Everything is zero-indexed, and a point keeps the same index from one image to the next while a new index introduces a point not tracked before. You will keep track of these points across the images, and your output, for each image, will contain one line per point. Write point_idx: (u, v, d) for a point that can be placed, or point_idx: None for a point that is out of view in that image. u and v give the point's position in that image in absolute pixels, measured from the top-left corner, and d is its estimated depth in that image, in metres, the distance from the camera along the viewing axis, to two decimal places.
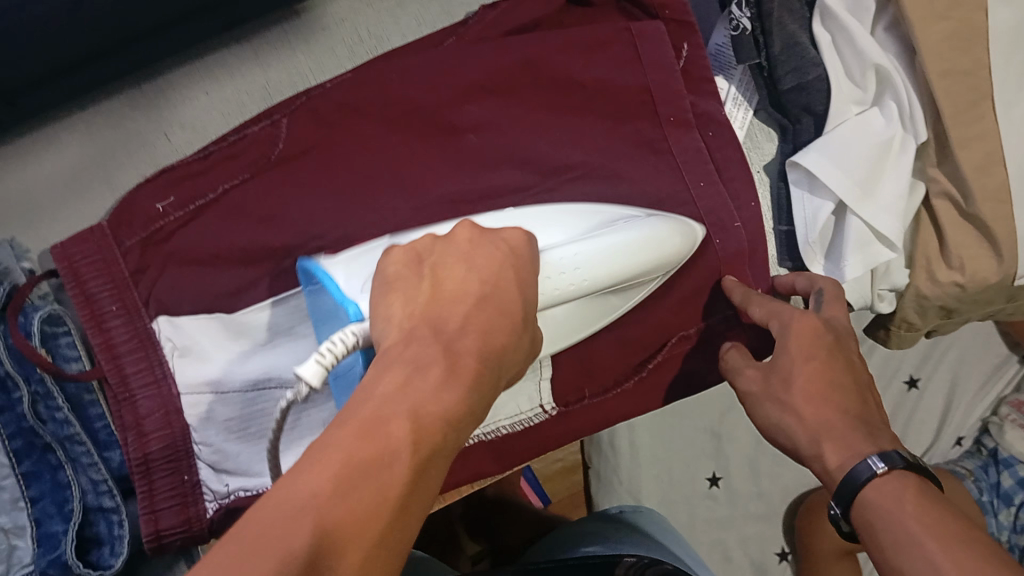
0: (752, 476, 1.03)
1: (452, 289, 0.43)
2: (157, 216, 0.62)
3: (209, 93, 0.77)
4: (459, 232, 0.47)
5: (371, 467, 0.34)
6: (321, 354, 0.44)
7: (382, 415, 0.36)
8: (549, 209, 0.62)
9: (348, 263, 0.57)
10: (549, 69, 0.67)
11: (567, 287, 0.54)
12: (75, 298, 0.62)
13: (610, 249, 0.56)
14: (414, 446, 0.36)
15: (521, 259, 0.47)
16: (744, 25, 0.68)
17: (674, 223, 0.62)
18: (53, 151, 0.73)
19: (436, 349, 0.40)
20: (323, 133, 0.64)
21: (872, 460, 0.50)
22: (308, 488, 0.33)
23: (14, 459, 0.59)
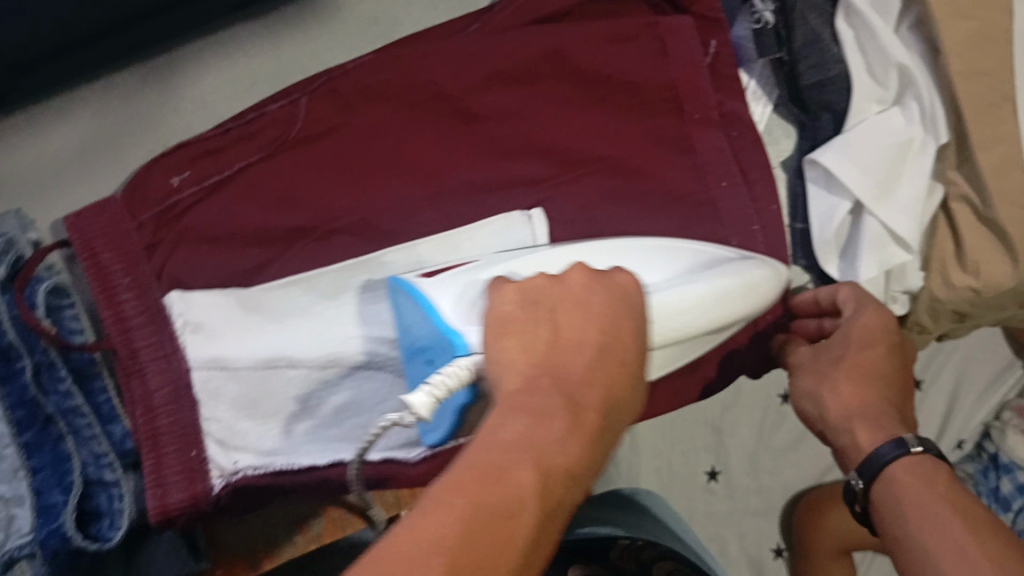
0: (751, 470, 1.03)
1: (573, 337, 0.44)
2: (172, 190, 0.62)
3: (221, 71, 0.76)
4: (572, 275, 0.47)
5: (506, 517, 0.36)
6: (431, 386, 0.48)
7: (497, 460, 0.37)
8: (639, 244, 0.60)
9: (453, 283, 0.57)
10: (575, 58, 0.66)
11: (675, 329, 0.55)
12: (87, 269, 0.62)
13: (710, 294, 0.56)
14: (538, 494, 0.37)
15: (629, 304, 0.47)
16: (766, 19, 0.67)
17: (766, 266, 0.60)
18: (59, 121, 0.72)
19: (559, 399, 0.41)
20: (341, 114, 0.64)
21: (909, 439, 0.51)
22: (438, 531, 0.34)
23: (16, 428, 0.58)
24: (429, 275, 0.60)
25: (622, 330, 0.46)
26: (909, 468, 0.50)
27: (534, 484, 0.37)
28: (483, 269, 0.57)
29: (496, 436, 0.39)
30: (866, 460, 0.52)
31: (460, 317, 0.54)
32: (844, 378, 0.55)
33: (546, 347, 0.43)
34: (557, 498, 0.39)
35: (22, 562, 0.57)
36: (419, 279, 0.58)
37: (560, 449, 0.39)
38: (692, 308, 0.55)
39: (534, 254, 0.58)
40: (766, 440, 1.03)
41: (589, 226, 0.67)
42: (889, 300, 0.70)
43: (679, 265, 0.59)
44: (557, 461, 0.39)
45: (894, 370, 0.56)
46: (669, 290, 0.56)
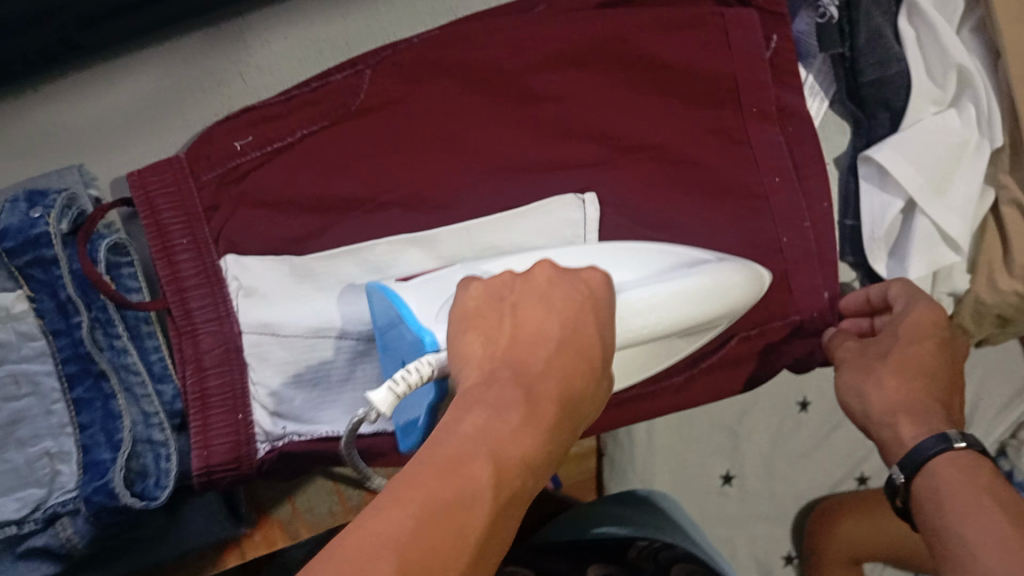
0: (766, 478, 1.04)
1: (537, 331, 0.43)
2: (235, 153, 0.63)
3: (288, 37, 0.75)
4: (538, 270, 0.46)
5: (458, 508, 0.35)
6: (395, 381, 0.46)
7: (454, 452, 0.37)
8: (618, 247, 0.59)
9: (422, 288, 0.56)
10: (639, 44, 0.66)
11: (640, 330, 0.54)
12: (147, 226, 0.62)
13: (677, 296, 0.55)
14: (495, 491, 0.36)
15: (599, 307, 0.47)
16: (831, 13, 0.68)
17: (741, 269, 0.59)
18: (127, 76, 0.71)
19: (520, 392, 0.40)
20: (404, 88, 0.65)
21: (952, 435, 0.51)
22: (392, 528, 0.33)
23: (66, 384, 0.61)
24: (409, 281, 0.59)
25: (587, 327, 0.45)
26: (953, 463, 0.50)
27: (491, 478, 0.36)
28: (457, 271, 0.58)
29: (452, 429, 0.38)
30: (913, 450, 0.52)
31: (428, 313, 0.54)
32: (890, 371, 0.56)
33: (510, 339, 0.43)
34: (521, 487, 0.38)
35: (65, 517, 0.61)
36: (397, 286, 0.57)
37: (525, 439, 0.39)
38: (660, 308, 0.54)
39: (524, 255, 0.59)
40: (785, 444, 1.03)
41: (643, 213, 0.67)
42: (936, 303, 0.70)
43: (651, 266, 0.58)
44: (519, 453, 0.38)
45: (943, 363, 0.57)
46: (633, 290, 0.54)
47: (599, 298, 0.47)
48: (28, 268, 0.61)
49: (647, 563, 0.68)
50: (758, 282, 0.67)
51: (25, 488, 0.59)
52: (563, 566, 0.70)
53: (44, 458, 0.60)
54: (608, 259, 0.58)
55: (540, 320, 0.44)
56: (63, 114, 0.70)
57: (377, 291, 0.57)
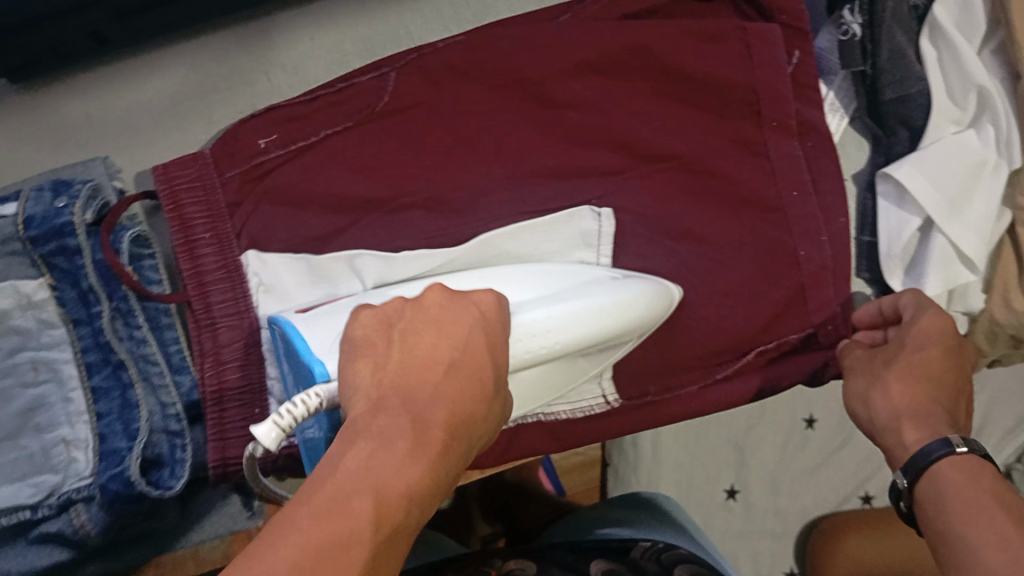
0: (771, 493, 1.04)
1: (428, 353, 0.42)
2: (258, 151, 0.64)
3: (314, 39, 0.75)
4: (429, 296, 0.45)
5: (338, 549, 0.34)
6: (279, 414, 0.42)
7: (335, 487, 0.36)
8: (522, 270, 0.60)
9: (313, 316, 0.54)
10: (663, 54, 0.66)
11: (538, 351, 0.51)
12: (171, 219, 0.63)
13: (594, 313, 0.54)
14: (376, 524, 0.35)
15: (491, 327, 0.46)
16: (853, 30, 0.68)
17: (651, 286, 0.60)
18: (152, 72, 0.71)
19: (405, 419, 0.39)
20: (428, 91, 0.66)
21: (954, 439, 0.52)
22: (271, 572, 0.33)
23: (85, 372, 0.62)
24: (308, 309, 0.57)
25: (477, 350, 0.44)
26: (959, 465, 0.51)
27: (371, 510, 0.36)
28: (353, 301, 0.57)
29: (335, 462, 0.37)
30: (921, 450, 0.52)
31: (317, 339, 0.49)
32: (897, 374, 0.57)
33: (401, 365, 0.42)
34: (403, 519, 0.37)
35: (78, 503, 0.61)
36: (292, 316, 0.55)
37: (409, 470, 0.37)
38: (558, 328, 0.52)
39: (419, 282, 0.60)
40: (791, 459, 1.03)
41: (661, 222, 0.68)
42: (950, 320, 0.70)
43: (556, 284, 0.58)
44: (403, 485, 0.37)
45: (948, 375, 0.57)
46: (531, 311, 0.52)
47: (494, 319, 0.46)
48: (50, 257, 0.61)
49: (648, 564, 0.69)
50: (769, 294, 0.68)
51: (41, 474, 0.61)
52: (561, 567, 0.70)
53: (61, 446, 0.62)
54: (514, 278, 0.58)
55: (431, 343, 0.43)
56: (90, 106, 0.70)
57: (278, 323, 0.55)
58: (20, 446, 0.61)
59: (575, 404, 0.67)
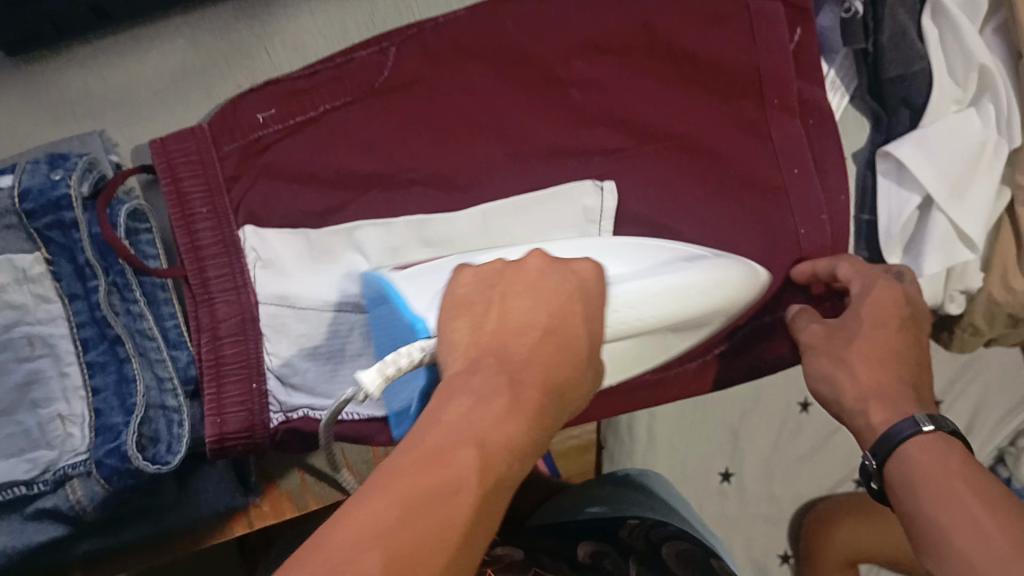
0: (764, 478, 1.04)
1: (522, 317, 0.44)
2: (258, 126, 0.64)
3: (314, 13, 0.73)
4: (529, 260, 0.47)
5: (448, 496, 0.35)
6: (384, 363, 0.44)
7: (432, 441, 0.37)
8: (613, 243, 0.59)
9: (416, 281, 0.55)
10: (666, 33, 0.66)
11: (631, 322, 0.52)
12: (167, 194, 0.63)
13: (685, 290, 0.54)
14: (479, 476, 0.37)
15: (589, 295, 0.47)
16: (857, 8, 0.67)
17: (742, 268, 0.59)
18: (150, 48, 0.70)
19: (503, 377, 0.41)
20: (429, 68, 0.65)
21: (919, 419, 0.51)
22: (375, 515, 0.34)
23: (81, 347, 0.62)
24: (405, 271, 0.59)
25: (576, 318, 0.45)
26: (924, 446, 0.51)
27: (474, 466, 0.37)
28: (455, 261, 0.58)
29: (438, 417, 0.38)
30: (890, 430, 0.52)
31: (421, 302, 0.52)
32: (862, 351, 0.57)
33: (497, 326, 0.44)
34: (502, 474, 0.38)
35: (75, 480, 0.62)
36: (395, 277, 0.57)
37: (502, 427, 0.39)
38: (651, 303, 0.53)
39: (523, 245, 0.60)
40: (785, 444, 1.04)
41: (663, 202, 0.67)
42: (948, 299, 0.71)
43: (649, 257, 0.57)
44: (501, 439, 0.38)
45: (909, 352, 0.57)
46: (628, 283, 0.53)
47: (594, 290, 0.48)
48: (47, 230, 0.61)
49: (636, 541, 0.69)
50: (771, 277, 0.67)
51: (37, 450, 0.61)
52: (547, 550, 0.70)
53: (56, 421, 0.61)
54: (605, 246, 0.59)
55: (527, 309, 0.44)
56: (89, 80, 0.70)
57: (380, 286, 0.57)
58: (15, 421, 0.60)
59: None
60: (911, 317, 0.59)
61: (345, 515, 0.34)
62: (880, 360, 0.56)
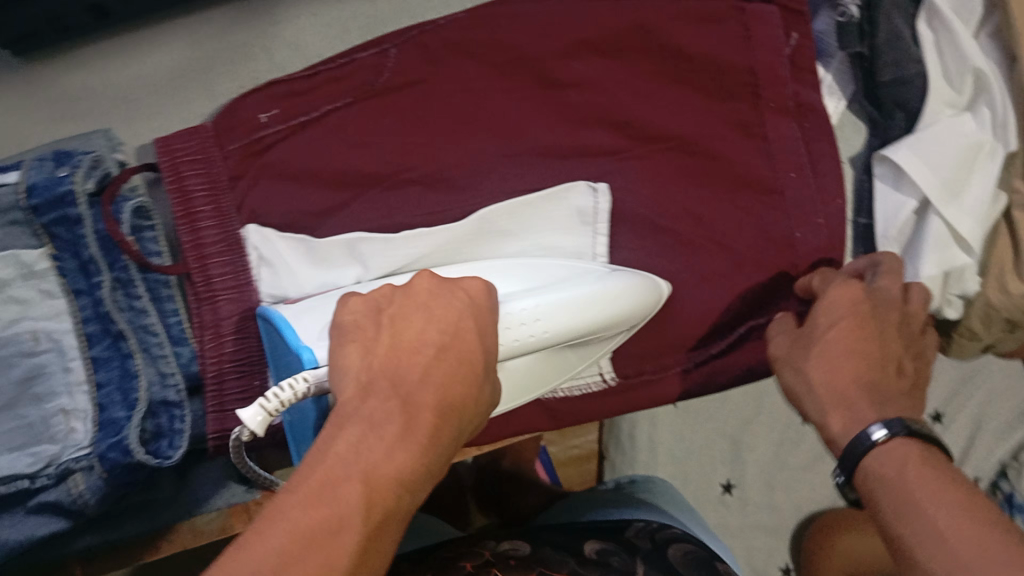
0: (765, 486, 1.04)
1: (418, 335, 0.47)
2: (260, 126, 0.65)
3: (316, 15, 0.74)
4: (418, 281, 0.50)
5: (335, 530, 0.39)
6: (266, 399, 0.48)
7: (324, 473, 0.41)
8: (510, 264, 0.62)
9: (303, 312, 0.58)
10: (662, 35, 0.67)
11: (528, 340, 0.54)
12: (171, 192, 0.63)
13: (587, 304, 0.56)
14: (366, 508, 0.41)
15: (479, 314, 0.50)
16: (851, 12, 0.68)
17: (639, 287, 0.61)
18: (156, 49, 0.72)
19: (397, 404, 0.44)
20: (427, 68, 0.66)
21: (872, 429, 0.51)
22: (261, 556, 0.38)
23: (86, 343, 0.63)
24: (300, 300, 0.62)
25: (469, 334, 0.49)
26: (882, 456, 0.50)
27: (358, 501, 0.40)
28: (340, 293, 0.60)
29: (326, 447, 0.42)
30: (851, 444, 0.52)
31: (313, 331, 0.55)
32: (812, 359, 0.58)
33: (388, 349, 0.47)
34: (394, 499, 0.42)
35: (77, 473, 0.62)
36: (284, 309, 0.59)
37: (393, 458, 0.42)
38: (545, 319, 0.54)
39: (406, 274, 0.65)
40: (786, 451, 1.04)
41: (659, 202, 0.68)
42: (945, 303, 0.70)
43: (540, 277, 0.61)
44: (391, 470, 0.42)
45: (874, 344, 0.56)
46: (522, 302, 0.55)
47: (483, 307, 0.51)
48: (52, 227, 0.62)
49: (642, 541, 0.69)
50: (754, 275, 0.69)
51: (40, 444, 0.61)
52: (552, 546, 0.69)
53: (61, 416, 0.62)
54: (487, 267, 0.62)
55: (418, 327, 0.48)
56: (95, 79, 0.71)
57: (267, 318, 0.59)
58: (20, 415, 0.61)
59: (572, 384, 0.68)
60: (872, 309, 0.58)
61: (240, 548, 0.38)
62: (844, 364, 0.56)
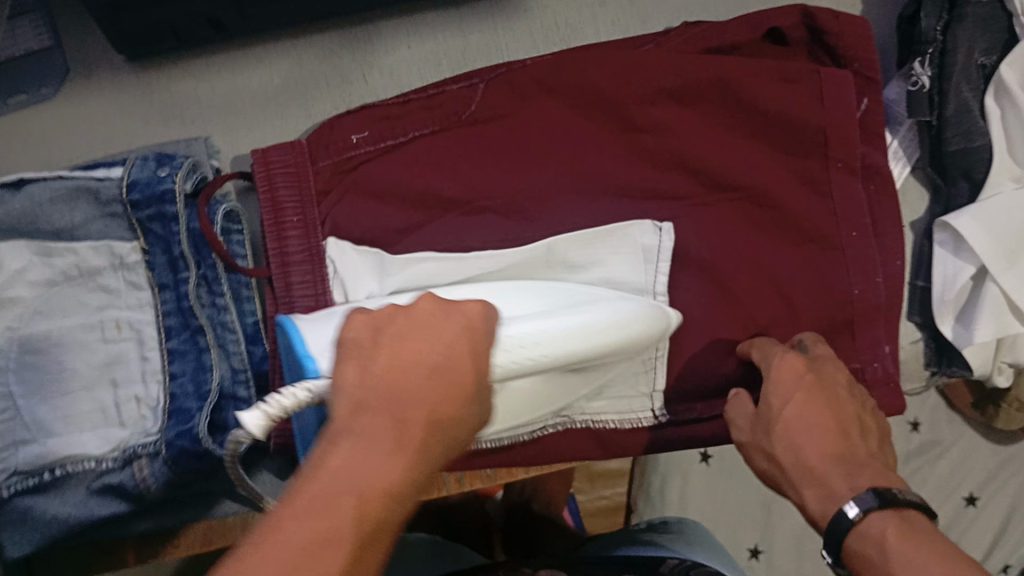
0: (795, 557, 1.05)
1: (412, 355, 0.43)
2: (351, 145, 0.69)
3: (412, 47, 0.78)
4: (421, 303, 0.45)
5: (315, 552, 0.36)
6: (266, 404, 0.44)
7: (320, 488, 0.38)
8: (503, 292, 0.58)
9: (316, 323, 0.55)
10: (738, 88, 0.70)
11: (527, 362, 0.52)
12: (263, 200, 0.67)
13: (587, 329, 0.55)
14: (355, 530, 0.38)
15: (479, 339, 0.45)
16: (924, 82, 0.71)
17: (638, 314, 0.59)
18: (258, 64, 0.76)
19: (386, 420, 0.41)
20: (512, 104, 0.70)
21: (848, 504, 0.49)
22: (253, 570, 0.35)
23: (165, 334, 0.66)
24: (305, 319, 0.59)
25: (464, 358, 0.44)
26: (861, 536, 0.48)
27: (351, 521, 0.38)
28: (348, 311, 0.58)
29: (319, 464, 0.39)
30: (830, 526, 0.50)
31: (319, 344, 0.52)
32: (778, 444, 0.56)
33: (387, 366, 0.42)
34: (382, 521, 0.39)
35: (142, 459, 0.65)
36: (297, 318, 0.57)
37: (386, 475, 0.39)
38: (545, 343, 0.52)
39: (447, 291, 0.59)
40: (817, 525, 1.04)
41: (721, 248, 0.70)
42: (996, 371, 0.73)
43: (534, 306, 0.57)
44: (383, 489, 0.39)
45: (827, 411, 0.55)
46: (522, 323, 0.53)
47: (483, 329, 0.46)
48: (147, 222, 0.66)
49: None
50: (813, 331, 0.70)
51: (111, 427, 0.65)
52: None
53: (133, 402, 0.66)
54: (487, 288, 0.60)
55: (416, 349, 0.43)
56: (200, 88, 0.75)
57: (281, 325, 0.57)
58: (94, 398, 0.65)
59: (622, 415, 0.70)
60: (817, 380, 0.58)
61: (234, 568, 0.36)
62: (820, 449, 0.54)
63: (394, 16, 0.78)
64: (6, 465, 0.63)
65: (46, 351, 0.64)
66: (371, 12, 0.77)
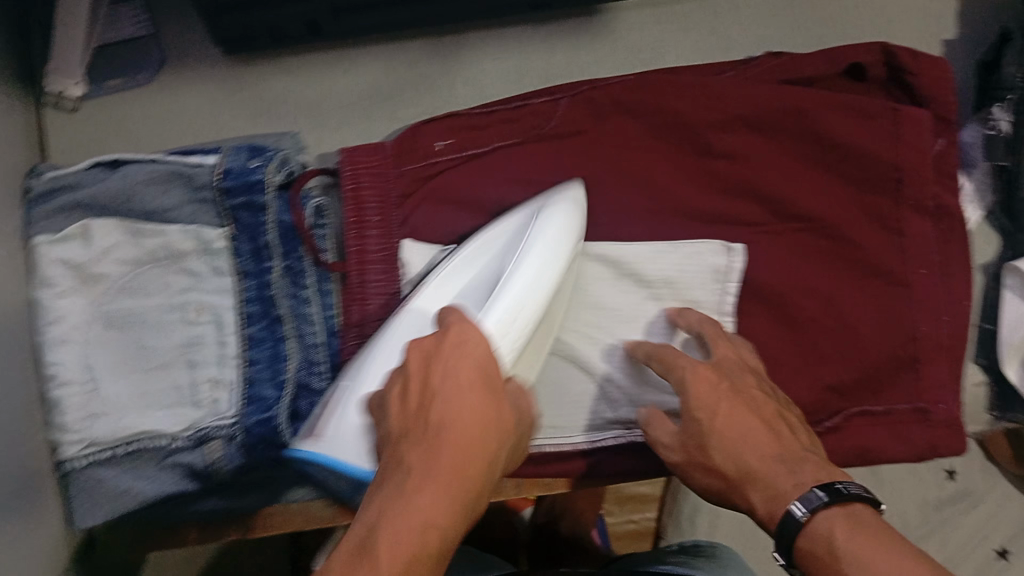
0: None
1: (449, 386, 0.47)
2: (435, 152, 0.71)
3: (499, 60, 0.80)
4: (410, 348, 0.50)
5: None
6: None
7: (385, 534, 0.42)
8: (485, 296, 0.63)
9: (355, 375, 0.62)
10: (817, 122, 0.70)
11: (522, 331, 0.60)
12: (346, 197, 0.68)
13: (528, 283, 0.61)
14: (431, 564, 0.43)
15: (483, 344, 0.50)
16: (1001, 126, 0.74)
17: (546, 236, 0.63)
18: (349, 67, 0.79)
19: (440, 460, 0.45)
20: (594, 120, 0.72)
21: (795, 506, 0.51)
22: None
23: (243, 321, 0.67)
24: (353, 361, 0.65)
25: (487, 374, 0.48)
26: (811, 534, 0.50)
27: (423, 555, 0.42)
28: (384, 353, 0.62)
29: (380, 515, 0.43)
30: (778, 529, 0.52)
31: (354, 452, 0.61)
32: (718, 457, 0.56)
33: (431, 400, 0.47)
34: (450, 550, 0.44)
35: (217, 441, 0.65)
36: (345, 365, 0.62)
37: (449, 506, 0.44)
38: (529, 308, 0.60)
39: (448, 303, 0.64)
40: None
41: (787, 276, 0.71)
42: None
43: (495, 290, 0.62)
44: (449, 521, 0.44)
45: (754, 416, 0.57)
46: (493, 310, 0.59)
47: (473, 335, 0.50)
48: (237, 210, 0.68)
49: None
50: (873, 365, 0.70)
51: (185, 407, 0.66)
52: None
53: (208, 383, 0.66)
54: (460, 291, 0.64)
55: (449, 375, 0.47)
56: (292, 86, 0.78)
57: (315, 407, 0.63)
58: (171, 376, 0.66)
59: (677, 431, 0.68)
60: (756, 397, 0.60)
61: None
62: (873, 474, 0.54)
63: (482, 28, 0.80)
64: (80, 437, 0.64)
65: (128, 328, 0.66)
66: (462, 23, 0.80)
